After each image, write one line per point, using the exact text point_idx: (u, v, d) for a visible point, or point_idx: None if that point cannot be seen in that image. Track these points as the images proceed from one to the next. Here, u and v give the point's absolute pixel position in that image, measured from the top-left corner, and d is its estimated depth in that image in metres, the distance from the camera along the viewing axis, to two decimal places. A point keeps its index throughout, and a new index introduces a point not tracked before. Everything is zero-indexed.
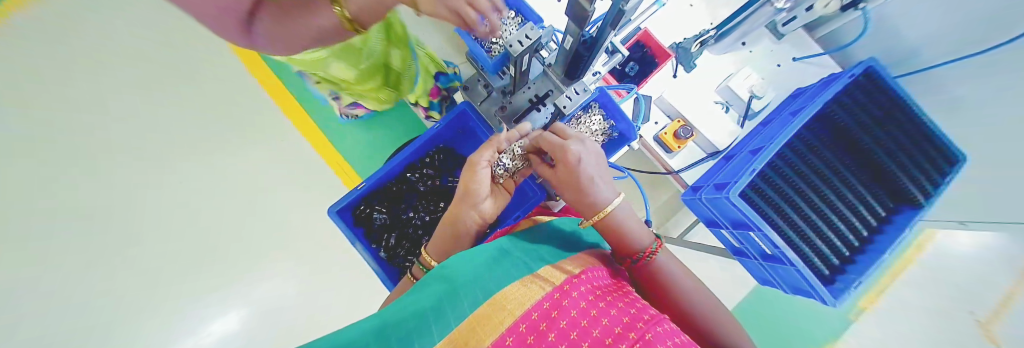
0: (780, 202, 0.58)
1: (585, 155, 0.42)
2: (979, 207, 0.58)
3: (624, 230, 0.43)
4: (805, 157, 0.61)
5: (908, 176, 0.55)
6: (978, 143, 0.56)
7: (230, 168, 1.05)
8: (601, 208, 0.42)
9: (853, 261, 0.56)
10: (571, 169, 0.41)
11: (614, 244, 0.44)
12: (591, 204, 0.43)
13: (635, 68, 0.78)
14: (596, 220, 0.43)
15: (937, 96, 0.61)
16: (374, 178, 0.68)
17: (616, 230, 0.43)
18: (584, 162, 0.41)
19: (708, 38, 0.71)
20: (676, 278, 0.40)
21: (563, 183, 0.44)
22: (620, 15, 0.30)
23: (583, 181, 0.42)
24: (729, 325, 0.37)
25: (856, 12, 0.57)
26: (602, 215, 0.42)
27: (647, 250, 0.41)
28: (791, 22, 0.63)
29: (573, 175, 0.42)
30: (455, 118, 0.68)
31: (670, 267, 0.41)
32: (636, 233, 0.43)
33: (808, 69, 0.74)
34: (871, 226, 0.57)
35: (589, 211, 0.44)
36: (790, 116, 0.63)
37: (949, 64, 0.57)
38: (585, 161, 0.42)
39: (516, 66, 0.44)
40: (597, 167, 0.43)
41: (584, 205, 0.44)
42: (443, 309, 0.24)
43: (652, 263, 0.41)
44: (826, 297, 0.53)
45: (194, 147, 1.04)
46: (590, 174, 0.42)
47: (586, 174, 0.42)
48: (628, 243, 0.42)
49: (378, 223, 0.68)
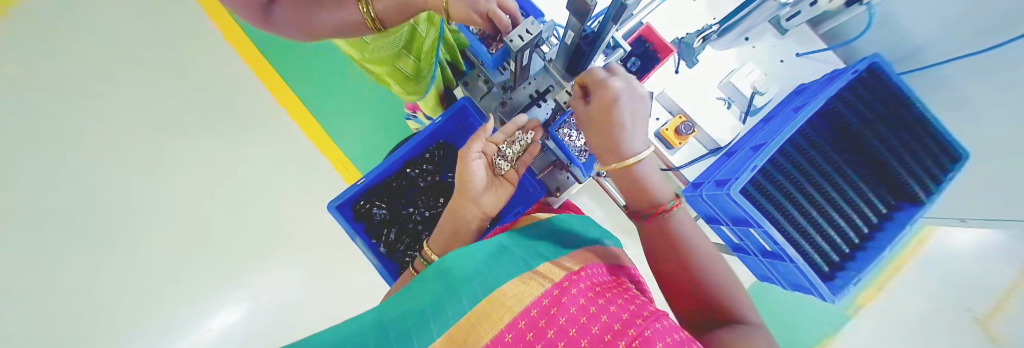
0: (782, 199, 0.58)
1: (626, 96, 0.41)
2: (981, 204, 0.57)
3: (644, 181, 0.44)
4: (807, 154, 0.61)
5: (910, 173, 0.55)
6: (981, 141, 0.55)
7: (231, 163, 1.06)
8: (625, 158, 0.43)
9: (853, 258, 0.56)
10: (608, 109, 0.41)
11: (634, 196, 0.46)
12: (616, 150, 0.43)
13: (637, 64, 0.73)
14: (616, 166, 0.43)
15: (939, 93, 0.61)
16: (374, 174, 0.68)
17: (635, 180, 0.44)
18: (624, 107, 0.41)
19: (710, 34, 0.70)
20: (686, 238, 0.44)
21: (592, 123, 0.44)
22: (622, 9, 0.30)
23: (618, 124, 0.41)
24: (731, 285, 0.41)
25: (862, 7, 0.56)
26: (624, 164, 0.42)
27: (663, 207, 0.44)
28: (795, 17, 0.62)
29: (609, 117, 0.41)
30: (454, 113, 0.68)
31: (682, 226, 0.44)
32: (656, 189, 0.45)
33: (811, 64, 0.73)
34: (870, 223, 0.57)
35: (613, 156, 0.44)
36: (793, 112, 0.63)
37: (954, 61, 0.56)
38: (625, 105, 0.41)
39: (516, 62, 0.44)
40: (636, 117, 0.43)
41: (609, 150, 0.44)
42: (443, 304, 0.24)
43: (666, 219, 0.45)
44: (824, 293, 0.53)
45: (194, 141, 1.03)
46: (624, 117, 0.41)
47: (621, 117, 0.41)
48: (648, 195, 0.44)
49: (378, 218, 0.69)
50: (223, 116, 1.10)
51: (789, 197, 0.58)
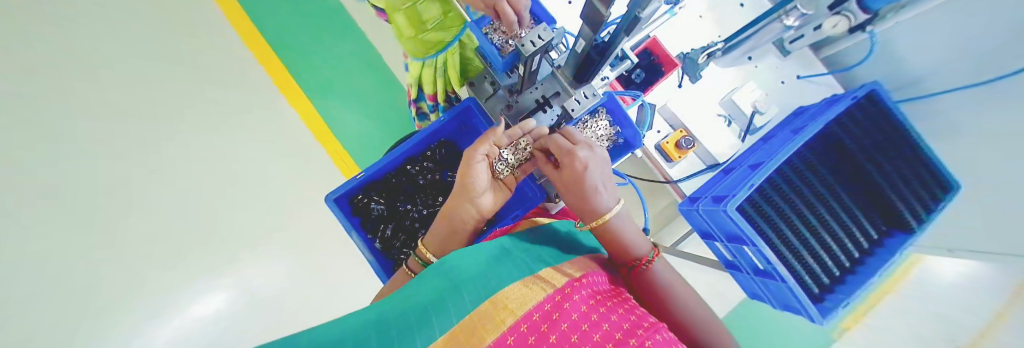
0: (777, 217, 0.59)
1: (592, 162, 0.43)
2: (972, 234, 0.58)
3: (621, 234, 0.43)
4: (803, 175, 0.62)
5: (902, 200, 0.56)
6: (972, 173, 0.57)
7: (229, 148, 1.05)
8: (601, 214, 0.43)
9: (843, 281, 0.57)
10: (578, 173, 0.42)
11: (613, 251, 0.44)
12: (592, 208, 0.44)
13: (642, 75, 0.76)
14: (595, 225, 0.43)
15: (934, 124, 0.63)
16: (374, 168, 0.68)
17: (614, 237, 0.44)
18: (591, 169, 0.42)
19: (715, 51, 0.70)
20: (668, 283, 0.41)
21: (566, 184, 0.45)
22: (635, 22, 0.30)
23: (588, 186, 0.43)
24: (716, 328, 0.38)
25: (865, 34, 0.58)
26: (601, 221, 0.43)
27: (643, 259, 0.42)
28: (797, 41, 0.64)
29: (581, 180, 0.43)
30: (458, 113, 0.68)
31: (663, 275, 0.42)
32: (632, 240, 0.44)
33: (811, 87, 0.74)
34: (862, 247, 0.58)
35: (591, 215, 0.44)
36: (792, 134, 0.64)
37: (951, 92, 0.57)
38: (591, 168, 0.43)
39: (526, 66, 0.44)
40: (604, 175, 0.44)
41: (586, 210, 0.44)
42: (443, 304, 0.24)
43: (646, 271, 0.42)
44: (814, 315, 0.54)
45: (193, 124, 1.03)
46: (593, 178, 0.43)
47: (591, 181, 0.43)
48: (626, 250, 0.43)
49: (375, 213, 0.68)
50: (224, 101, 1.09)
51: (785, 217, 0.59)
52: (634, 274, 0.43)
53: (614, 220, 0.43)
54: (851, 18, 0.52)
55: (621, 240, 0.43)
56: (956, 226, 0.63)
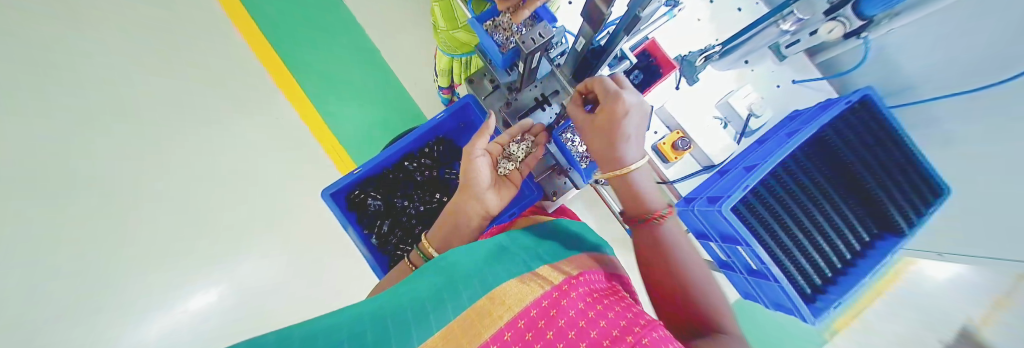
0: (770, 219, 0.59)
1: (635, 110, 0.40)
2: (965, 236, 0.59)
3: (640, 189, 0.43)
4: (797, 177, 0.62)
5: (893, 203, 0.57)
6: (963, 180, 0.58)
7: (222, 143, 1.04)
8: (620, 166, 0.42)
9: (835, 282, 0.58)
10: (614, 119, 0.40)
11: (628, 203, 0.45)
12: (615, 158, 0.42)
13: (640, 77, 0.74)
14: (612, 175, 0.43)
15: (926, 130, 0.64)
16: (371, 164, 0.67)
17: (629, 187, 0.43)
18: (630, 118, 0.40)
19: (713, 54, 0.71)
20: (679, 247, 0.40)
21: (595, 132, 0.43)
22: (635, 21, 0.31)
23: (622, 133, 0.41)
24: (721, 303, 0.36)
25: (859, 41, 0.59)
26: (624, 171, 0.42)
27: (656, 214, 0.42)
28: (793, 46, 0.65)
29: (615, 126, 0.41)
30: (457, 110, 0.68)
31: (674, 234, 0.41)
32: (650, 198, 0.44)
33: (805, 92, 0.76)
34: (854, 249, 0.59)
35: (609, 165, 0.44)
36: (787, 137, 0.65)
37: (943, 99, 0.58)
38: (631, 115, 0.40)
39: (526, 64, 0.44)
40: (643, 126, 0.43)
41: (608, 158, 0.43)
42: (441, 299, 0.24)
43: (658, 228, 0.42)
44: (806, 315, 0.55)
45: (188, 119, 1.02)
46: (629, 126, 0.41)
47: (626, 128, 0.40)
48: (642, 202, 0.43)
49: (372, 209, 0.68)
50: (214, 95, 1.07)
51: (778, 219, 0.60)
52: (646, 231, 0.42)
53: (634, 173, 0.43)
54: (844, 24, 0.52)
55: (639, 195, 0.43)
56: (949, 230, 0.63)
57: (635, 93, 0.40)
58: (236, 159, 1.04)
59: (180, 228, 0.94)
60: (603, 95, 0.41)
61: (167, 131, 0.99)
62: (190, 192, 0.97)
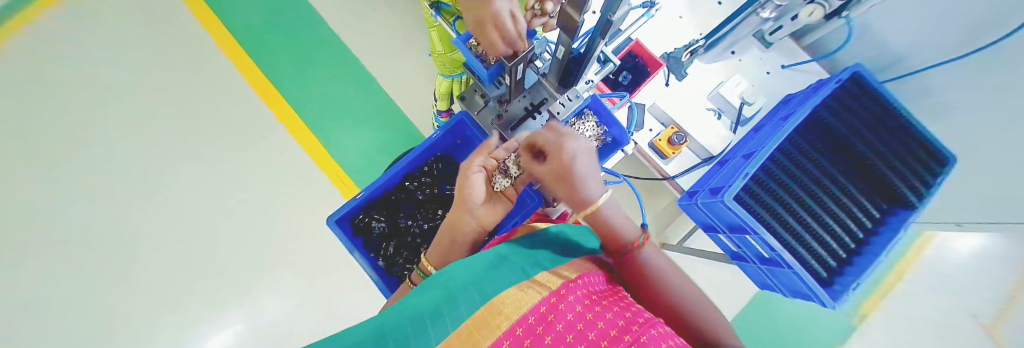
0: (775, 205, 0.59)
1: (580, 150, 0.40)
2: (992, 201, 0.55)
3: (612, 224, 0.41)
4: (799, 163, 0.62)
5: (900, 178, 0.57)
6: (969, 147, 0.57)
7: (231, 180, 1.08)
8: (590, 205, 0.40)
9: (851, 263, 0.57)
10: (564, 163, 0.39)
11: (604, 238, 0.43)
12: (583, 199, 0.40)
13: (628, 77, 0.77)
14: (587, 215, 0.41)
15: (924, 100, 0.64)
16: (373, 188, 0.68)
17: (605, 225, 0.42)
18: (579, 157, 0.40)
19: (696, 48, 0.72)
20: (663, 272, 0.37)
21: (554, 179, 0.41)
22: (608, 26, 0.32)
23: (576, 176, 0.39)
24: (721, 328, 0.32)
25: (840, 21, 0.60)
26: (592, 210, 0.39)
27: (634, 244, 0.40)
28: (777, 31, 0.66)
29: (567, 170, 0.39)
30: (452, 128, 0.70)
31: (656, 262, 0.38)
32: (621, 228, 0.42)
33: (798, 76, 0.76)
34: (865, 228, 0.58)
35: (581, 206, 0.42)
36: (781, 121, 0.65)
37: (942, 65, 0.57)
38: (580, 156, 0.40)
39: (511, 76, 0.45)
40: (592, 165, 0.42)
41: (574, 201, 0.41)
42: (440, 313, 0.24)
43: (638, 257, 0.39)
44: (826, 301, 0.53)
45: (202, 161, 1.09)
46: (583, 166, 0.40)
47: (582, 169, 0.40)
48: (617, 237, 0.41)
49: (377, 232, 0.69)
50: (220, 135, 1.12)
51: (782, 203, 0.60)
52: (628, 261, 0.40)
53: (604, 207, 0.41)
54: (823, 6, 0.54)
55: (614, 230, 0.42)
56: (967, 198, 0.61)
57: (573, 136, 0.42)
58: (247, 193, 1.08)
59: (205, 262, 1.01)
60: (547, 148, 0.42)
61: (190, 173, 1.08)
62: (211, 228, 1.04)
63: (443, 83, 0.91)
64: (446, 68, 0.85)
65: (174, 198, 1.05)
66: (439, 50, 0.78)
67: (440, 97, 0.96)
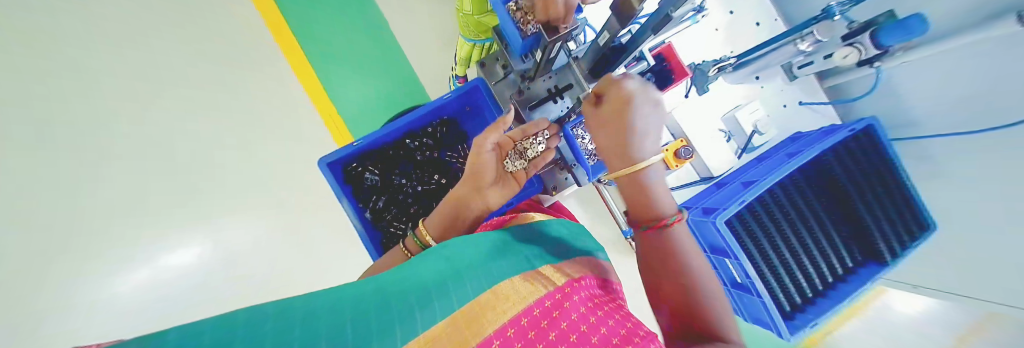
0: (763, 238, 0.60)
1: (642, 99, 0.36)
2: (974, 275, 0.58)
3: (651, 191, 0.36)
4: (795, 203, 0.62)
5: (883, 235, 0.59)
6: (962, 221, 0.59)
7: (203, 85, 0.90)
8: (635, 161, 0.36)
9: (814, 303, 0.60)
10: (620, 104, 0.35)
11: (634, 205, 0.38)
12: (628, 154, 0.36)
13: (650, 80, 0.72)
14: (625, 171, 0.36)
15: (922, 164, 0.65)
16: (372, 138, 0.65)
17: (642, 190, 0.36)
18: (638, 103, 0.35)
19: (726, 65, 0.70)
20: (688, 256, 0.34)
21: (603, 124, 0.38)
22: (664, 21, 0.32)
23: (631, 125, 0.36)
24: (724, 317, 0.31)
25: (870, 69, 0.60)
26: (632, 167, 0.35)
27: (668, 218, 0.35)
28: (807, 66, 0.65)
29: (622, 117, 0.36)
30: (465, 93, 0.66)
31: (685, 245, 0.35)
32: (662, 201, 0.36)
33: (810, 113, 0.77)
34: (836, 274, 0.61)
35: (621, 162, 0.37)
36: (786, 158, 0.65)
37: (947, 138, 0.59)
38: (640, 103, 0.35)
39: (545, 53, 0.43)
40: (653, 124, 0.37)
41: (618, 154, 0.37)
42: (445, 287, 0.24)
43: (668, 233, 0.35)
44: (782, 331, 0.56)
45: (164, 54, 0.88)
46: (640, 119, 0.36)
47: (637, 119, 0.35)
48: (649, 206, 0.36)
49: (368, 184, 0.67)
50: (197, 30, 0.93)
51: (769, 237, 0.61)
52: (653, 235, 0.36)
53: (648, 172, 0.36)
54: (861, 51, 0.52)
55: (649, 198, 0.36)
56: (951, 264, 0.62)
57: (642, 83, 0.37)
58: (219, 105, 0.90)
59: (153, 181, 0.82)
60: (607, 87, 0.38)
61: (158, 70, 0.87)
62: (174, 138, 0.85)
63: (463, 46, 0.86)
64: (466, 31, 0.80)
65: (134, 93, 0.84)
66: (465, 8, 0.73)
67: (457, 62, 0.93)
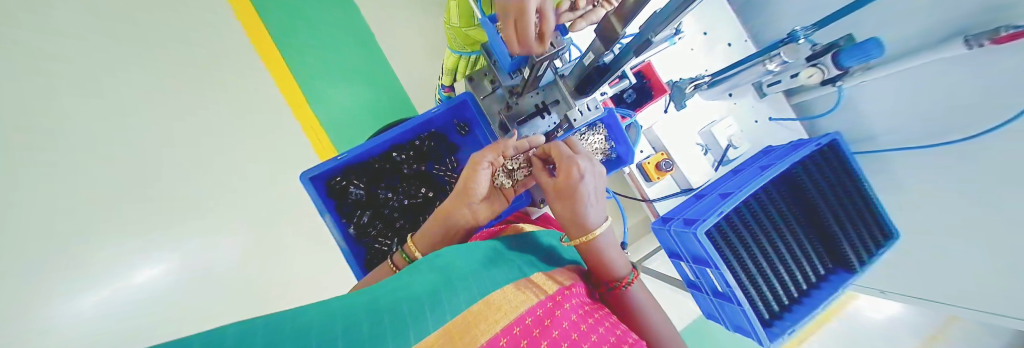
0: (741, 247, 0.63)
1: (590, 174, 0.42)
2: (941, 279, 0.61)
3: (606, 256, 0.40)
4: (769, 213, 0.66)
5: (850, 244, 0.63)
6: (922, 228, 0.64)
7: (172, 83, 0.83)
8: (589, 230, 0.40)
9: (790, 310, 0.63)
10: (571, 180, 0.40)
11: (592, 269, 0.42)
12: (582, 222, 0.41)
13: (632, 96, 0.79)
14: (583, 241, 0.40)
15: (881, 176, 0.70)
16: (357, 151, 0.64)
17: (598, 255, 0.40)
18: (587, 177, 0.41)
19: (701, 83, 0.76)
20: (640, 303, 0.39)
21: (559, 195, 0.42)
22: (646, 45, 0.34)
23: (584, 197, 0.41)
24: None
25: (832, 88, 0.65)
26: (590, 236, 0.39)
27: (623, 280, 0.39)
28: (775, 85, 0.70)
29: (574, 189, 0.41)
30: (454, 107, 0.67)
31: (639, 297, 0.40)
32: (617, 263, 0.41)
33: (780, 129, 0.82)
34: (809, 281, 0.64)
35: (578, 230, 0.41)
36: (760, 170, 0.69)
37: (904, 151, 0.63)
38: (588, 178, 0.41)
39: (533, 71, 0.45)
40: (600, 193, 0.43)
41: (574, 223, 0.41)
42: (437, 298, 0.24)
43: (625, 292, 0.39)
44: (763, 338, 0.58)
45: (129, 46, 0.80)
46: (590, 190, 0.41)
47: (586, 190, 0.41)
48: (607, 269, 0.40)
49: (352, 198, 0.65)
50: (174, 30, 0.88)
51: (748, 247, 0.63)
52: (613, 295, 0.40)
53: (602, 237, 0.40)
54: (823, 71, 0.57)
55: (605, 261, 0.40)
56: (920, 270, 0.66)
57: (587, 157, 0.43)
58: (192, 107, 0.84)
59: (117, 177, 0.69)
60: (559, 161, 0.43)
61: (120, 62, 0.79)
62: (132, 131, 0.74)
63: (450, 58, 0.87)
64: (455, 44, 0.81)
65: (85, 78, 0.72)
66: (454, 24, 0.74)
67: (445, 75, 0.94)
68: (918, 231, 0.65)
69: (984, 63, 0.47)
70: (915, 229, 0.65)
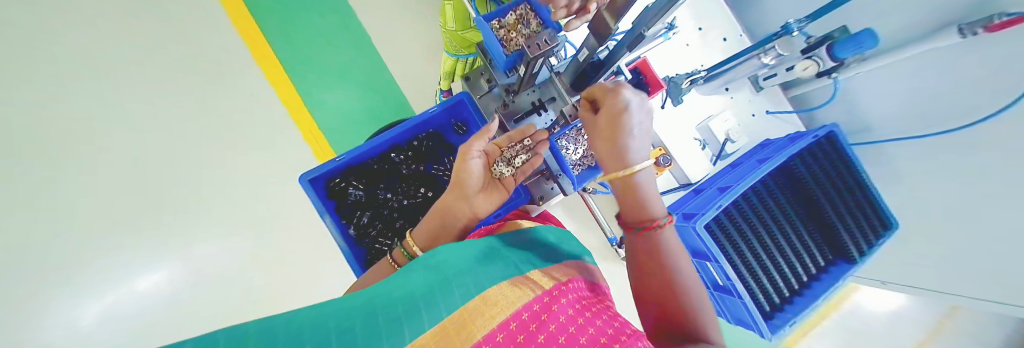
0: (740, 241, 0.63)
1: (637, 107, 0.37)
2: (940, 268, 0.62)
3: (642, 196, 0.36)
4: (767, 205, 0.66)
5: (849, 235, 0.63)
6: (922, 218, 0.64)
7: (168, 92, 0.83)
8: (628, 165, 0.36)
9: (791, 302, 0.63)
10: (615, 107, 0.37)
11: (625, 209, 0.38)
12: (621, 156, 0.37)
13: (628, 91, 0.75)
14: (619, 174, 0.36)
15: (881, 167, 0.70)
16: (356, 153, 0.64)
17: (634, 194, 0.37)
18: (633, 109, 0.36)
19: (697, 78, 0.76)
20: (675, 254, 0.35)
21: (601, 125, 0.38)
22: (639, 39, 0.34)
23: (627, 131, 0.37)
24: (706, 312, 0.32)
25: (828, 80, 0.65)
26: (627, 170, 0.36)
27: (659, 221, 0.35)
28: (771, 78, 0.71)
29: (617, 121, 0.37)
30: (450, 107, 0.67)
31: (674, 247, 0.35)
32: (653, 205, 0.37)
33: (778, 123, 0.82)
34: (810, 273, 0.64)
35: (615, 165, 0.38)
36: (758, 163, 0.69)
37: (901, 141, 0.64)
38: (635, 111, 0.37)
39: (528, 68, 0.44)
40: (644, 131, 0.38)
41: (613, 157, 0.38)
42: (434, 297, 0.24)
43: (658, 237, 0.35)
44: (764, 331, 0.58)
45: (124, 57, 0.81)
46: (635, 124, 0.37)
47: (630, 122, 0.37)
48: (642, 211, 0.36)
49: (352, 199, 0.65)
50: (172, 40, 0.90)
51: (747, 240, 0.64)
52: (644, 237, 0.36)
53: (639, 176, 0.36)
54: (819, 63, 0.57)
55: (642, 203, 0.37)
56: (921, 259, 0.66)
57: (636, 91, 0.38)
58: (192, 117, 0.85)
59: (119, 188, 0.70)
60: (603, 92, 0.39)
61: (123, 75, 0.81)
62: (135, 143, 0.75)
63: (447, 59, 0.87)
64: (450, 45, 0.81)
65: (88, 93, 0.74)
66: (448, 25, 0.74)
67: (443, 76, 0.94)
68: (918, 221, 0.65)
69: (980, 51, 0.47)
70: (915, 219, 0.65)
